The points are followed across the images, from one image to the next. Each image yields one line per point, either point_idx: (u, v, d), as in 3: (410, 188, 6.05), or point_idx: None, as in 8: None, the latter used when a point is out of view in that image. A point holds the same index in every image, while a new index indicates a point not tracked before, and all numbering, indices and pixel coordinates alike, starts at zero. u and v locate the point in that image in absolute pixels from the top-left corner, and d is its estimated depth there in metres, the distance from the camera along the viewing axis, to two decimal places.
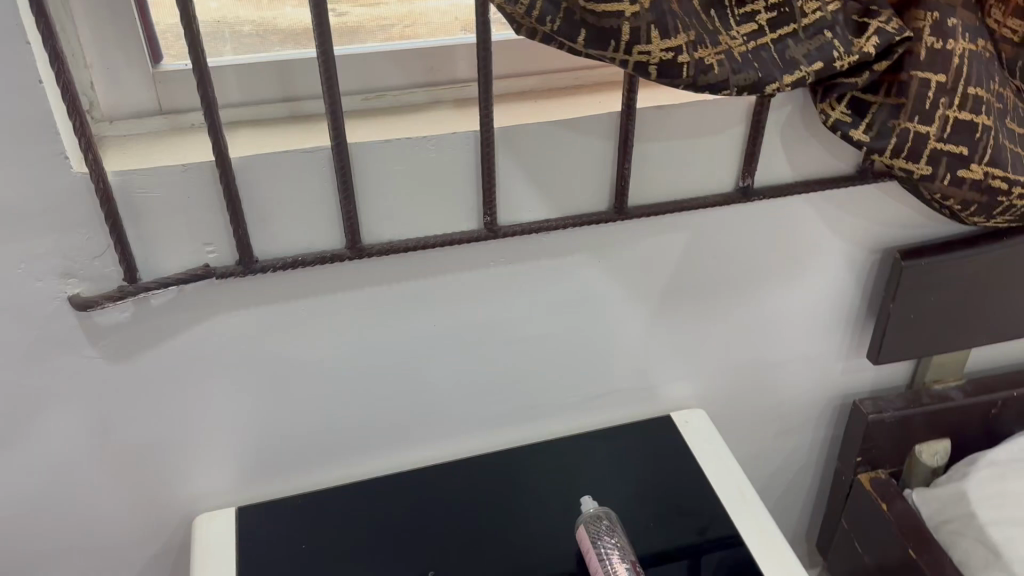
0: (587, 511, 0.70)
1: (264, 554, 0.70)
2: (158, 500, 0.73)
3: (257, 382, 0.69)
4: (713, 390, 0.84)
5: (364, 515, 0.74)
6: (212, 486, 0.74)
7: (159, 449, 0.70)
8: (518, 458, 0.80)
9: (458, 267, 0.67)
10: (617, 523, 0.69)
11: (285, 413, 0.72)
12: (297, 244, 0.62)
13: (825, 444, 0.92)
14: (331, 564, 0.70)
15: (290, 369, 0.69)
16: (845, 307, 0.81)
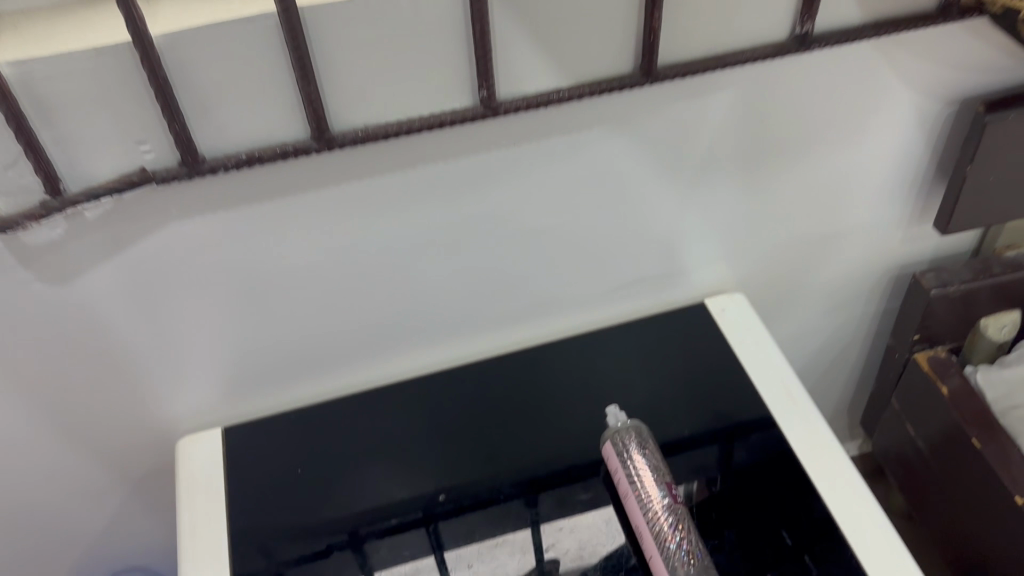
0: (614, 424, 0.61)
1: (254, 479, 0.68)
2: (139, 412, 0.67)
3: (231, 290, 0.61)
4: (753, 268, 0.74)
5: (360, 433, 0.71)
6: (196, 395, 0.68)
7: (129, 365, 0.63)
8: (529, 361, 0.75)
9: (453, 149, 0.56)
10: (648, 437, 0.60)
11: (269, 318, 0.64)
12: (254, 135, 0.50)
13: (877, 319, 0.83)
14: (326, 488, 0.68)
15: (267, 273, 0.60)
16: (911, 169, 0.69)
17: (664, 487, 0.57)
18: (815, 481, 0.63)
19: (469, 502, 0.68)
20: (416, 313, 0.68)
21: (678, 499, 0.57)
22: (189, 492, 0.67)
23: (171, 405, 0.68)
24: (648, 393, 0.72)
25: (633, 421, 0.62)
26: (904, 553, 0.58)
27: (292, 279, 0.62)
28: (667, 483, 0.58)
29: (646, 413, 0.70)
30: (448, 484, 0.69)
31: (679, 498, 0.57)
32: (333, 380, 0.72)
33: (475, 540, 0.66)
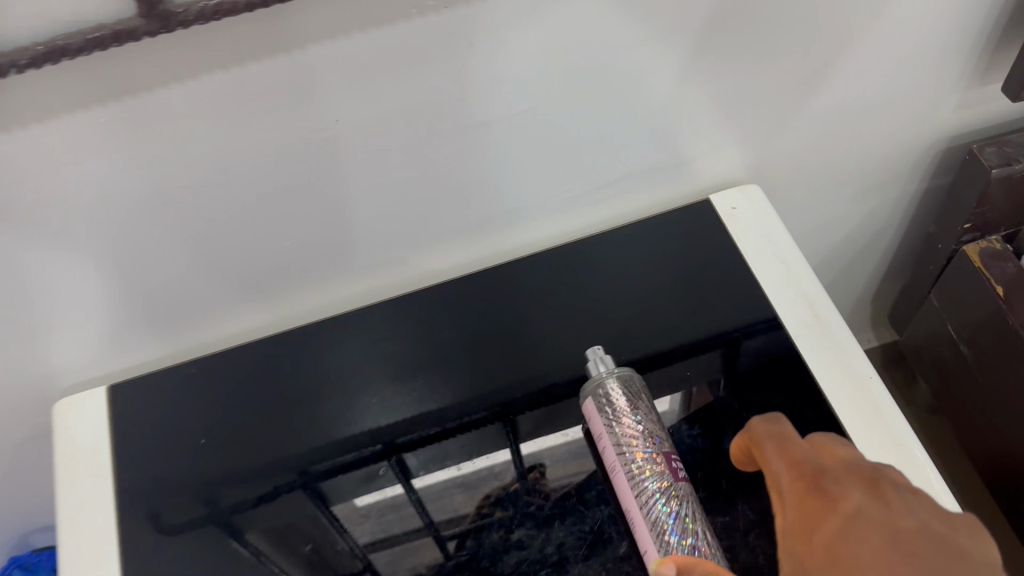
0: (598, 372, 0.48)
1: (162, 439, 0.58)
2: (13, 360, 0.55)
3: (95, 215, 0.47)
4: (772, 150, 0.59)
5: (289, 376, 0.61)
6: (83, 332, 0.56)
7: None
8: (501, 275, 0.63)
9: (357, 14, 0.41)
10: (639, 392, 0.47)
11: (153, 241, 0.50)
12: (58, 15, 0.35)
13: (918, 202, 0.68)
14: (250, 441, 0.58)
15: (137, 188, 0.46)
16: (981, 17, 0.53)
17: (663, 457, 0.44)
18: (854, 437, 0.49)
19: (434, 431, 0.58)
20: (346, 222, 0.54)
21: (680, 471, 0.45)
22: (110, 428, 0.58)
23: (57, 349, 0.56)
24: (643, 309, 0.59)
25: (622, 369, 0.48)
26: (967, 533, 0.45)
27: (177, 196, 0.48)
28: (666, 451, 0.45)
29: (637, 334, 0.58)
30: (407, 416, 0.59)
31: (681, 471, 0.45)
32: (260, 304, 0.60)
33: (444, 464, 0.57)
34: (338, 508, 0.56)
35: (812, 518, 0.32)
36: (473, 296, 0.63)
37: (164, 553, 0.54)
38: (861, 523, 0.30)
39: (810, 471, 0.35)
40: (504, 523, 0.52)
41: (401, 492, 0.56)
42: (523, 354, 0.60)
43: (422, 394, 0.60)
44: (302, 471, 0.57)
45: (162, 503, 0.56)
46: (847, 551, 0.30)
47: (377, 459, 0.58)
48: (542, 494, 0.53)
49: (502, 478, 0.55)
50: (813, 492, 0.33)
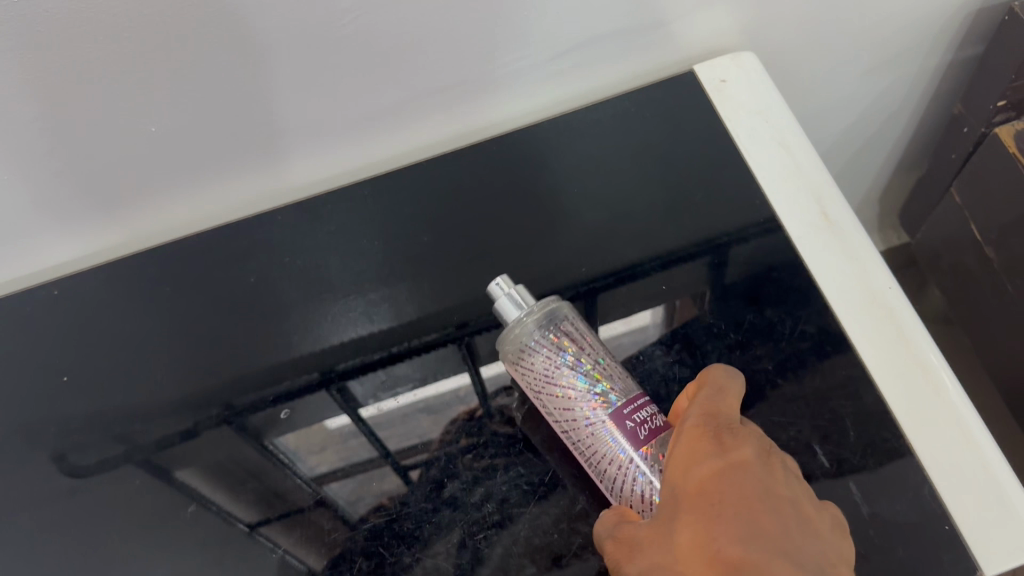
0: (512, 319, 0.41)
1: (59, 367, 0.51)
2: None
3: None
4: (771, 11, 0.48)
5: (206, 292, 0.53)
6: None
7: None
8: (453, 173, 0.54)
9: None
10: (561, 364, 0.40)
11: (7, 124, 0.42)
12: None
13: (940, 79, 0.58)
14: (160, 364, 0.51)
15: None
16: None
17: (610, 424, 0.38)
18: (873, 367, 0.40)
19: (378, 356, 0.49)
20: (248, 94, 0.44)
21: (648, 422, 0.38)
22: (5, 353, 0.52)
23: None
24: (617, 203, 0.50)
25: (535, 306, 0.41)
26: (1015, 491, 0.35)
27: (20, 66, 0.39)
28: (611, 413, 0.38)
29: (609, 232, 0.49)
30: (342, 339, 0.50)
31: (649, 425, 0.37)
32: (158, 198, 0.51)
33: (393, 391, 0.48)
34: (281, 440, 0.47)
35: (700, 448, 0.35)
36: (421, 195, 0.53)
37: (74, 499, 0.47)
38: (745, 477, 0.33)
39: (717, 418, 0.36)
40: (469, 449, 0.43)
41: (353, 423, 0.47)
42: (478, 262, 0.50)
43: (359, 310, 0.51)
44: (227, 404, 0.49)
45: (70, 438, 0.49)
46: (723, 500, 0.33)
47: (313, 393, 0.48)
48: (507, 420, 0.44)
49: (467, 403, 0.46)
50: (712, 434, 0.35)
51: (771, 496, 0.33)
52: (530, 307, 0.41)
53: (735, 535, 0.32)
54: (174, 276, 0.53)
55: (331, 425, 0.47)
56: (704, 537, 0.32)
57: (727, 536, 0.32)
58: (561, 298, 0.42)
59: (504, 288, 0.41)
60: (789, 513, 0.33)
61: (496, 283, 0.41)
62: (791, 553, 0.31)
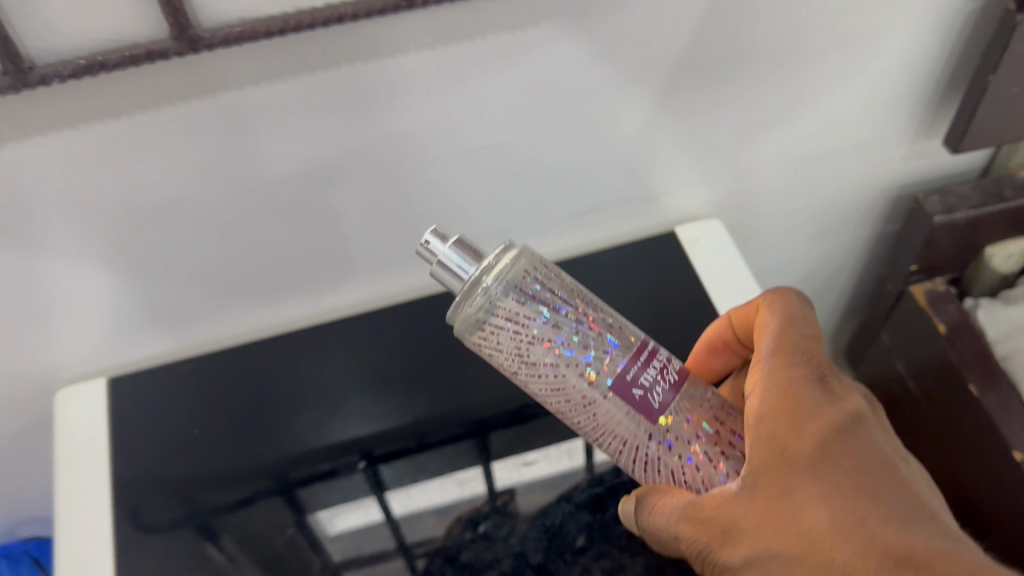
0: (458, 280, 0.42)
1: (147, 442, 0.60)
2: (16, 365, 0.57)
3: (111, 231, 0.51)
4: (735, 189, 0.64)
5: (272, 380, 0.63)
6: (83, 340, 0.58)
7: None
8: None
9: (355, 57, 0.45)
10: (532, 337, 0.41)
11: (161, 246, 0.54)
12: (92, 40, 0.40)
13: (866, 244, 0.74)
14: (237, 438, 0.60)
15: (149, 192, 0.49)
16: (921, 79, 0.58)
17: (618, 396, 0.41)
18: None
19: (413, 444, 0.61)
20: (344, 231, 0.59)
21: (657, 381, 0.41)
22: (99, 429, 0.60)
23: (55, 346, 0.58)
24: None
25: (491, 263, 0.42)
26: None
27: (185, 209, 0.51)
28: (613, 387, 0.41)
29: None
30: (387, 427, 0.61)
31: (656, 387, 0.41)
32: (251, 311, 0.63)
33: (422, 477, 0.59)
34: (316, 516, 0.57)
35: (810, 398, 0.39)
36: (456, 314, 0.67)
37: (147, 548, 0.55)
38: (859, 437, 0.38)
39: (808, 368, 0.40)
40: (475, 542, 0.54)
41: (367, 516, 0.57)
42: (492, 372, 0.64)
43: (401, 403, 0.62)
44: (279, 477, 0.59)
45: (151, 504, 0.57)
46: (850, 461, 0.37)
47: (348, 474, 0.59)
48: (511, 512, 0.56)
49: (474, 499, 0.57)
50: (812, 386, 0.39)
51: (888, 458, 0.37)
52: (468, 260, 0.41)
53: (881, 508, 0.35)
54: (246, 369, 0.64)
55: (330, 527, 0.56)
56: (854, 508, 0.35)
57: (870, 511, 0.35)
58: (510, 245, 0.43)
59: (433, 245, 0.42)
60: (901, 468, 0.37)
61: (428, 243, 0.42)
62: (922, 507, 0.36)
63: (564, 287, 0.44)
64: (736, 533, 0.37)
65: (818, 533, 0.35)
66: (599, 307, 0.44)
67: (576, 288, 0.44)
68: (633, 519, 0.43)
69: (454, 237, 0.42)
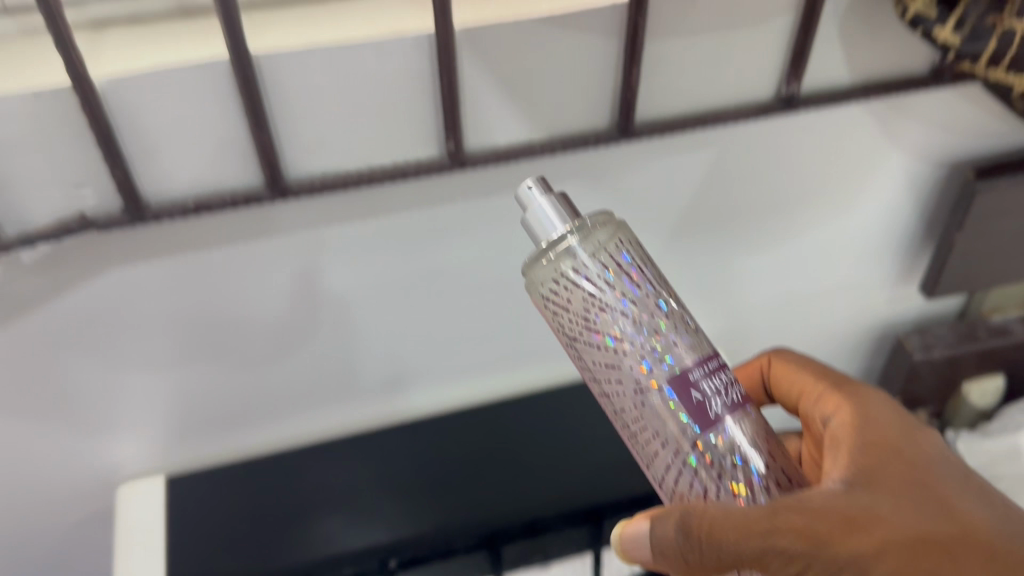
0: (545, 233, 0.38)
1: (186, 537, 0.60)
2: (74, 469, 0.62)
3: (183, 346, 0.57)
4: (734, 322, 0.71)
5: (302, 481, 0.64)
6: (140, 450, 0.62)
7: (57, 418, 0.58)
8: None
9: (412, 205, 0.53)
10: (603, 305, 0.38)
11: (223, 362, 0.59)
12: (198, 186, 0.47)
13: (854, 376, 0.81)
14: (272, 535, 0.61)
15: (221, 313, 0.56)
16: (898, 232, 0.67)
17: (673, 394, 0.37)
18: None
19: (439, 552, 0.62)
20: None
21: (720, 393, 0.37)
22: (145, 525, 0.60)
23: (115, 450, 0.62)
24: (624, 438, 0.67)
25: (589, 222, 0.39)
26: None
27: (248, 330, 0.57)
28: (670, 380, 0.37)
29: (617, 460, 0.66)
30: (418, 533, 0.62)
31: (718, 396, 0.37)
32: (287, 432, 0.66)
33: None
34: None
35: (896, 423, 0.40)
36: None
37: None
38: (947, 462, 0.39)
39: (882, 402, 0.42)
40: None
41: None
42: (519, 481, 0.65)
43: (430, 506, 0.63)
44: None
45: None
46: (950, 478, 0.37)
47: None
48: None
49: None
50: (893, 415, 0.40)
51: (973, 479, 0.38)
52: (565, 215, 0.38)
53: (989, 514, 0.36)
54: (278, 469, 0.65)
55: None
56: (969, 513, 0.35)
57: (981, 514, 0.36)
58: (610, 216, 0.40)
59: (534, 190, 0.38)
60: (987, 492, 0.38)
61: (527, 189, 0.38)
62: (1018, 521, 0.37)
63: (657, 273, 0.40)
64: (856, 528, 0.34)
65: (941, 530, 0.34)
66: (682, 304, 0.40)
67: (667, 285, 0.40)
68: (654, 534, 0.37)
69: (554, 191, 0.39)
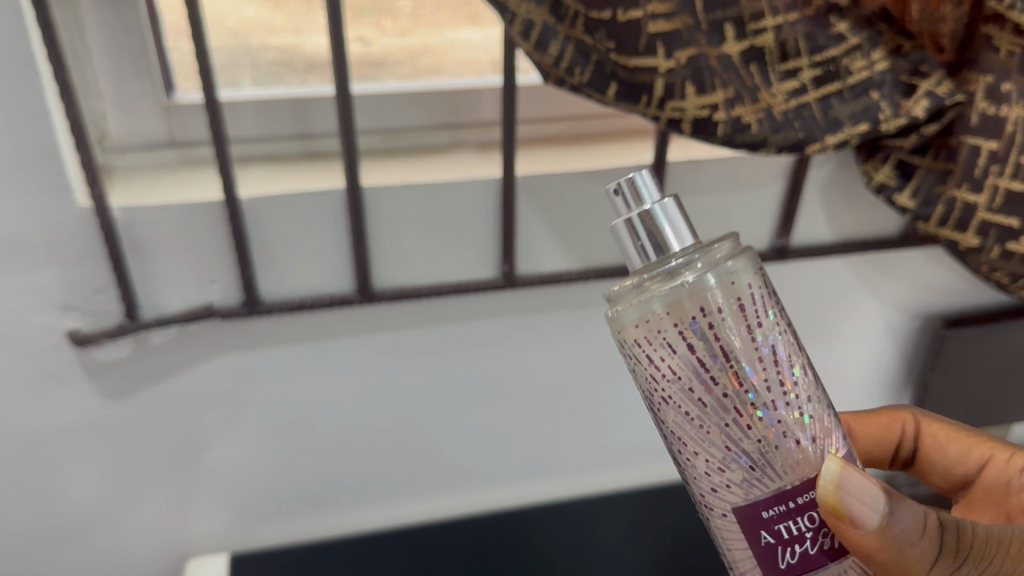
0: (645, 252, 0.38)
1: None
2: (150, 541, 0.69)
3: (263, 431, 0.66)
4: None
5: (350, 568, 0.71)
6: (209, 529, 0.70)
7: (146, 488, 0.66)
8: None
9: (470, 318, 0.64)
10: (687, 375, 0.38)
11: (293, 450, 0.68)
12: (304, 288, 0.59)
13: None
14: None
15: (301, 405, 0.65)
16: (886, 376, 0.76)
17: (740, 524, 0.38)
18: None
19: None
20: None
21: (807, 539, 0.37)
22: None
23: (188, 526, 0.69)
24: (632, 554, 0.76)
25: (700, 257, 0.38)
26: None
27: (319, 422, 0.67)
28: (739, 510, 0.38)
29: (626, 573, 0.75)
30: None
31: (796, 545, 0.37)
32: (337, 526, 0.73)
33: None
34: None
35: None
36: None
37: None
38: None
39: None
40: None
41: None
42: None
43: None
44: None
45: None
46: None
47: None
48: None
49: None
50: None
51: None
52: (666, 220, 0.38)
53: None
54: (326, 557, 0.71)
55: None
56: None
57: None
58: (733, 254, 0.39)
59: (635, 199, 0.38)
60: None
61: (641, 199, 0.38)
62: None
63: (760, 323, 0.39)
64: None
65: None
66: (787, 353, 0.39)
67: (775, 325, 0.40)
68: (915, 549, 0.36)
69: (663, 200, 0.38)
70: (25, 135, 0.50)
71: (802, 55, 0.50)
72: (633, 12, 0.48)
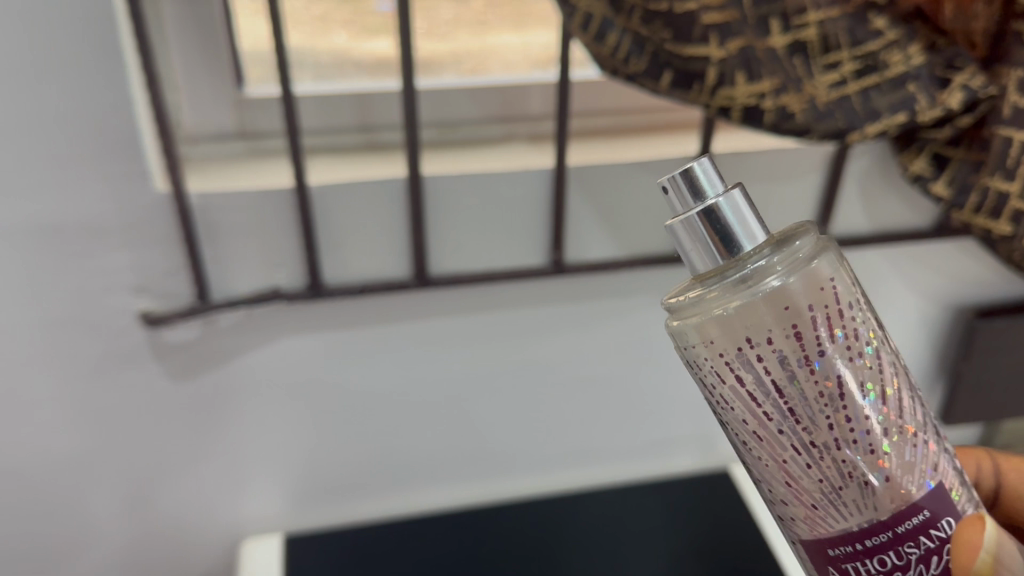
0: (703, 249, 0.35)
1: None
2: (207, 521, 0.72)
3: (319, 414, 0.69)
4: None
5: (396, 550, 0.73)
6: (264, 509, 0.73)
7: (207, 468, 0.69)
8: None
9: (520, 304, 0.66)
10: (743, 407, 0.36)
11: (346, 433, 0.70)
12: (364, 272, 0.62)
13: None
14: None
15: (356, 388, 0.68)
16: (917, 368, 0.78)
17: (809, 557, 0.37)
18: None
19: None
20: None
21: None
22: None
23: (244, 507, 0.72)
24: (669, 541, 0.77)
25: (770, 272, 0.35)
26: None
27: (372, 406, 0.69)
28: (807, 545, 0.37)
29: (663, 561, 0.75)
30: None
31: None
32: (386, 509, 0.76)
33: None
34: None
35: None
36: None
37: None
38: None
39: None
40: None
41: None
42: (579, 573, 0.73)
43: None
44: None
45: None
46: None
47: None
48: None
49: None
50: None
51: None
52: (732, 215, 0.34)
53: None
54: (376, 539, 0.73)
55: None
56: None
57: None
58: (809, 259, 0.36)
59: (692, 190, 0.34)
60: None
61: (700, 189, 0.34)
62: None
63: (834, 346, 0.35)
64: None
65: None
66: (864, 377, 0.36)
67: (851, 354, 0.36)
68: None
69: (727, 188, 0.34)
70: (111, 123, 0.53)
71: (844, 49, 0.53)
72: (687, 4, 0.51)
